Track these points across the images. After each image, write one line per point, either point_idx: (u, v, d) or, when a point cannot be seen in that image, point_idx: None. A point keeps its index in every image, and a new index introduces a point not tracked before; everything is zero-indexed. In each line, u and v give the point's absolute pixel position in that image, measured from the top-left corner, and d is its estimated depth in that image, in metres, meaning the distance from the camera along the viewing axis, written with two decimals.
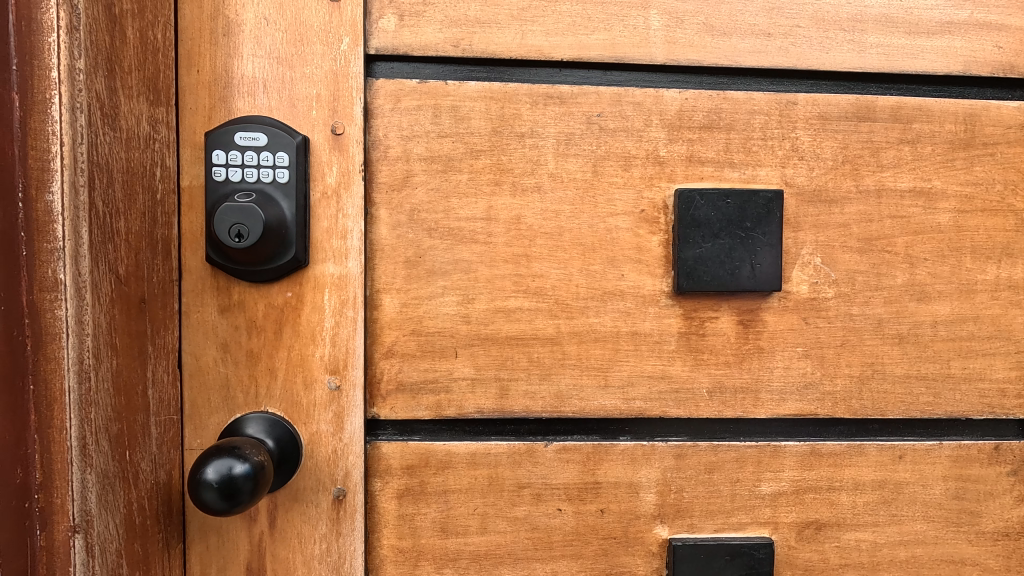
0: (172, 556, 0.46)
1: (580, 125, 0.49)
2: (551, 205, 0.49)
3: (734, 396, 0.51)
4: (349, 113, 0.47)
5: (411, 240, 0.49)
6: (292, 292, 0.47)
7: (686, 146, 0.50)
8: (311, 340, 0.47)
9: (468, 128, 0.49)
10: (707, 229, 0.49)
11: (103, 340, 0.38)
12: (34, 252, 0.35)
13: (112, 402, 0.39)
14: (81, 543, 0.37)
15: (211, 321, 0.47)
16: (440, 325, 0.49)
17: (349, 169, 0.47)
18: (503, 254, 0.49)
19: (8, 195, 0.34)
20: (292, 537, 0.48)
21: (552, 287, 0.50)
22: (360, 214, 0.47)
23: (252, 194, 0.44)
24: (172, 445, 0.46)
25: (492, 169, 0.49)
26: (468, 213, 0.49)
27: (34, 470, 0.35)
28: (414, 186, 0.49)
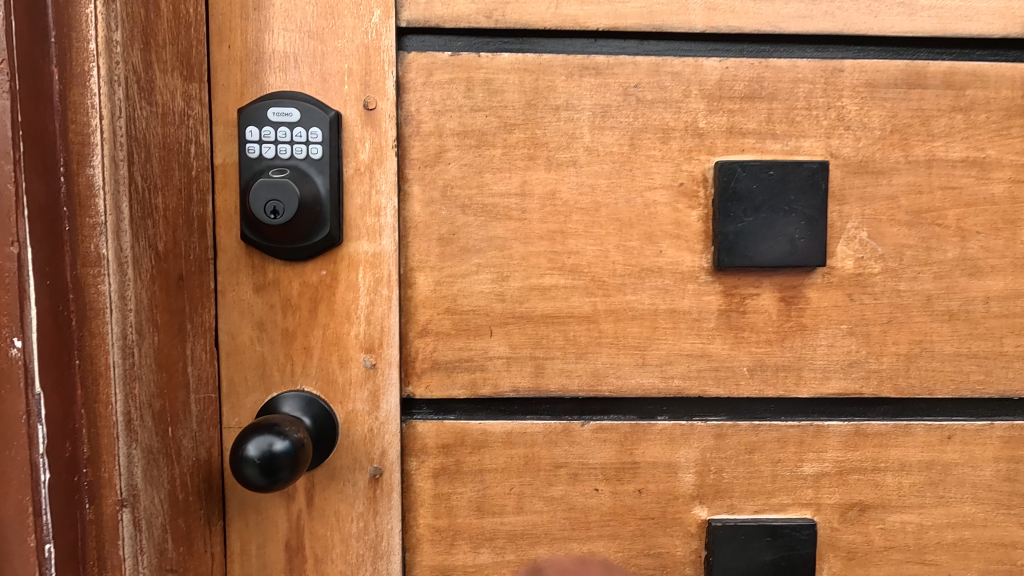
0: (212, 533, 0.46)
1: (617, 97, 0.48)
2: (587, 180, 0.48)
3: (776, 374, 0.50)
4: (381, 87, 0.46)
5: (444, 217, 0.48)
6: (327, 271, 0.47)
7: (727, 117, 0.48)
8: (346, 319, 0.47)
9: (501, 101, 0.48)
10: (749, 202, 0.48)
11: (146, 316, 0.38)
12: (77, 228, 0.35)
13: (154, 378, 0.39)
14: (129, 517, 0.37)
15: (246, 300, 0.46)
16: (475, 303, 0.49)
17: (382, 145, 0.46)
18: (538, 230, 0.48)
19: (50, 169, 0.34)
20: (329, 515, 0.48)
21: (589, 264, 0.49)
22: (394, 191, 0.47)
23: (287, 170, 0.44)
24: (212, 423, 0.46)
25: (526, 144, 0.48)
26: (502, 189, 0.48)
27: (82, 445, 0.35)
28: (447, 162, 0.48)
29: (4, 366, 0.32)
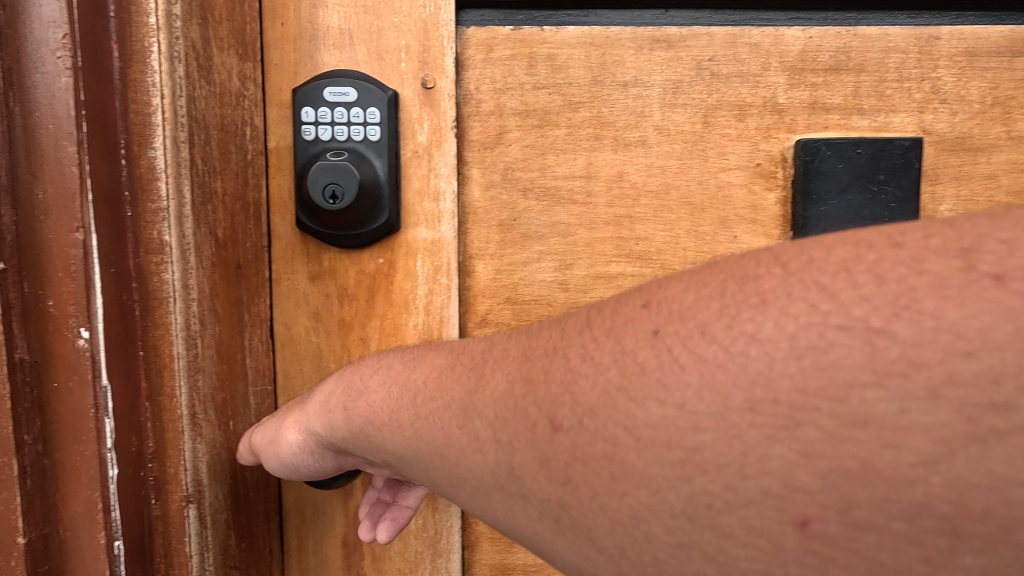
0: (271, 529, 0.45)
1: (690, 71, 0.45)
2: (657, 161, 0.45)
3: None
4: (439, 64, 0.44)
5: (505, 202, 0.46)
6: (384, 259, 0.45)
7: (809, 92, 0.45)
8: (404, 309, 0.45)
9: (564, 77, 0.45)
10: (835, 182, 0.44)
11: (207, 305, 0.37)
12: (139, 213, 0.33)
13: (216, 370, 0.38)
14: (195, 513, 0.36)
15: (301, 289, 0.45)
16: (537, 293, 0.46)
17: (441, 126, 0.44)
18: (604, 215, 0.46)
19: (111, 151, 0.32)
20: None
21: (657, 250, 0.46)
22: (453, 174, 0.44)
23: (344, 153, 0.42)
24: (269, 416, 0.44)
25: (591, 123, 0.45)
26: (566, 171, 0.45)
27: (148, 439, 0.34)
28: (508, 143, 0.45)
29: (72, 358, 0.31)
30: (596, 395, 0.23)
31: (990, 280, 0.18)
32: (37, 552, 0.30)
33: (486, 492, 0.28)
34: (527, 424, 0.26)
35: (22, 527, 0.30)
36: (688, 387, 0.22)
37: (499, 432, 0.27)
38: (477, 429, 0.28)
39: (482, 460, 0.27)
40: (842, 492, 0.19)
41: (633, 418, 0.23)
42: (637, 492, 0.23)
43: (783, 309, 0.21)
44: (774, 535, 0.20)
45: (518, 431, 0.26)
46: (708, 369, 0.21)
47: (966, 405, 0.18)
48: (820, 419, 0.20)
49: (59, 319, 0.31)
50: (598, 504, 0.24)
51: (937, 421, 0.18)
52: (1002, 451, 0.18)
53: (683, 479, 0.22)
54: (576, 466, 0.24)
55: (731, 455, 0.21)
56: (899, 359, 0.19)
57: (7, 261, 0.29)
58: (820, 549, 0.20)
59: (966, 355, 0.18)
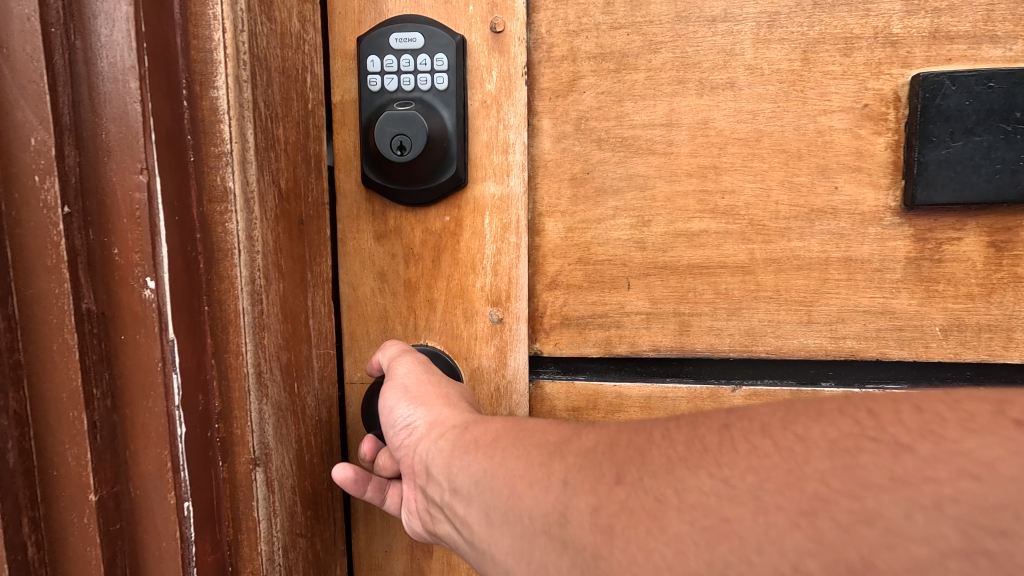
0: (334, 497, 0.43)
1: (789, 2, 0.40)
2: (747, 105, 0.41)
3: (978, 336, 0.41)
4: (509, 5, 0.40)
5: (578, 153, 0.42)
6: (451, 217, 0.42)
7: (930, 19, 0.39)
8: (471, 270, 0.42)
9: (646, 14, 0.41)
10: (960, 122, 0.38)
11: (272, 260, 0.34)
12: (202, 159, 0.31)
13: (280, 329, 0.36)
14: (262, 477, 0.35)
15: (367, 249, 0.43)
16: (611, 253, 0.43)
17: (511, 72, 0.40)
18: (686, 166, 0.41)
19: (173, 91, 0.30)
20: None
21: (746, 205, 0.41)
22: (523, 125, 0.41)
23: (411, 104, 0.39)
24: (332, 381, 0.42)
25: (674, 65, 0.41)
26: (645, 119, 0.41)
27: (214, 397, 0.33)
28: (582, 90, 0.42)
29: (139, 309, 0.29)
30: (661, 459, 0.22)
31: (1013, 423, 0.17)
32: (108, 510, 0.30)
33: (530, 537, 0.25)
34: (594, 474, 0.23)
35: (94, 484, 0.29)
36: (736, 466, 0.20)
37: (569, 475, 0.24)
38: (552, 469, 0.25)
39: (539, 502, 0.25)
40: None
41: (682, 483, 0.21)
42: (664, 552, 0.20)
43: (830, 420, 0.20)
44: None
45: (585, 478, 0.24)
46: (757, 457, 0.20)
47: (966, 524, 0.16)
48: (834, 512, 0.18)
49: (124, 268, 0.29)
50: (630, 566, 0.21)
51: (935, 533, 0.16)
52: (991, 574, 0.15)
53: (704, 547, 0.19)
54: (620, 519, 0.21)
55: (756, 531, 0.19)
56: (916, 470, 0.17)
57: (71, 207, 0.28)
58: None
59: (975, 478, 0.16)
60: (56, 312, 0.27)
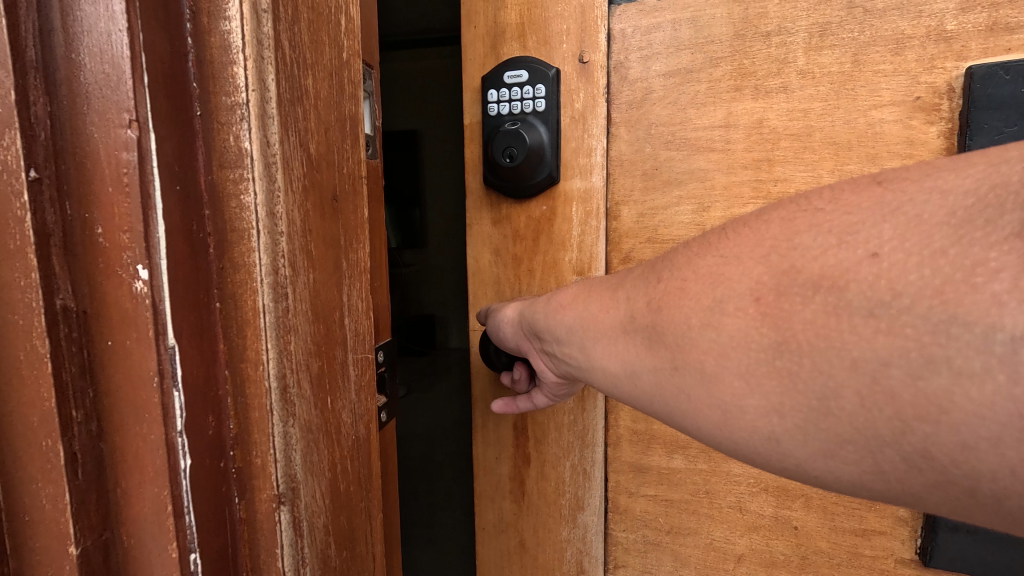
0: (374, 530, 0.35)
1: (840, 12, 0.46)
2: (800, 104, 0.48)
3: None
4: (595, 41, 0.52)
5: (648, 153, 0.53)
6: (548, 206, 0.55)
7: (986, 14, 0.43)
8: (562, 246, 0.55)
9: (704, 38, 0.50)
10: (1012, 110, 0.42)
11: (300, 244, 0.27)
12: (212, 111, 0.24)
13: (312, 332, 0.28)
14: (287, 517, 0.29)
15: (486, 232, 0.57)
16: (674, 233, 0.53)
17: (595, 93, 0.53)
18: (743, 160, 0.50)
19: (173, 20, 0.23)
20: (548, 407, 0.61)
21: (799, 191, 0.49)
22: (603, 134, 0.53)
23: (518, 123, 0.53)
24: (370, 393, 0.35)
25: (733, 77, 0.50)
26: (705, 123, 0.51)
27: (228, 419, 0.26)
28: (652, 103, 0.52)
29: (128, 308, 0.22)
30: (683, 260, 0.33)
31: (875, 183, 0.28)
32: (95, 566, 0.23)
33: (611, 333, 0.37)
34: (644, 282, 0.35)
35: (75, 534, 0.22)
36: (730, 247, 0.31)
37: (631, 291, 0.36)
38: (619, 293, 0.37)
39: (614, 314, 0.37)
40: (783, 276, 0.28)
41: (696, 266, 0.32)
42: (693, 304, 0.31)
43: (783, 209, 0.30)
44: (737, 305, 0.29)
45: (639, 289, 0.35)
46: (741, 238, 0.31)
47: (835, 231, 0.27)
48: (779, 248, 0.29)
49: (110, 254, 0.22)
50: (676, 319, 0.32)
51: (826, 245, 0.27)
52: (846, 251, 0.26)
53: (710, 290, 0.30)
54: (665, 298, 0.33)
55: (730, 272, 0.30)
56: (823, 217, 0.28)
57: (40, 170, 0.20)
58: (767, 313, 0.28)
59: (850, 212, 0.27)
60: (22, 312, 0.20)
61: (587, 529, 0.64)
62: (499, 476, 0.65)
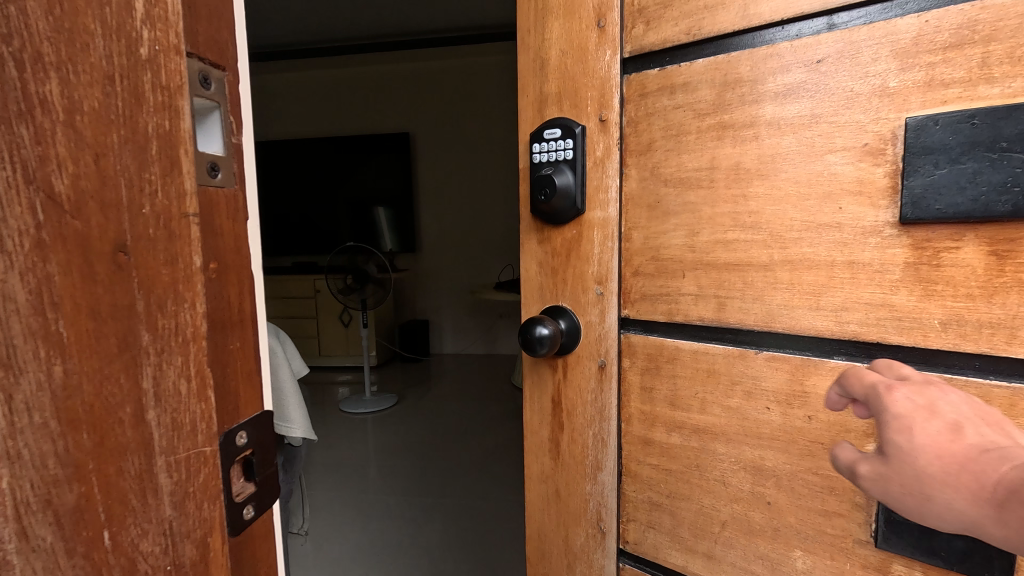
0: None
1: (802, 74, 0.46)
2: (770, 150, 0.48)
3: (977, 330, 0.40)
4: (610, 102, 0.58)
5: (651, 191, 0.56)
6: (576, 230, 0.61)
7: (924, 72, 0.40)
8: (585, 260, 0.61)
9: (693, 97, 0.52)
10: (941, 155, 0.40)
11: (23, 328, 0.20)
12: None
13: (55, 445, 0.21)
14: None
15: (532, 247, 0.66)
16: (672, 254, 0.55)
17: (609, 144, 0.58)
18: (723, 196, 0.51)
19: None
20: (574, 387, 0.64)
21: (767, 220, 0.49)
22: (617, 174, 0.58)
23: (551, 168, 0.60)
24: (210, 496, 0.27)
25: (716, 128, 0.51)
26: (694, 164, 0.53)
27: None
28: (655, 150, 0.55)
29: None
30: None
31: None
32: None
33: None
34: None
35: None
36: None
37: None
38: None
39: None
40: None
41: None
42: None
43: None
44: None
45: None
46: None
47: None
48: None
49: None
50: None
51: None
52: None
53: None
54: None
55: None
56: None
57: None
58: None
59: None
60: None
61: (606, 487, 0.63)
62: (540, 437, 0.68)
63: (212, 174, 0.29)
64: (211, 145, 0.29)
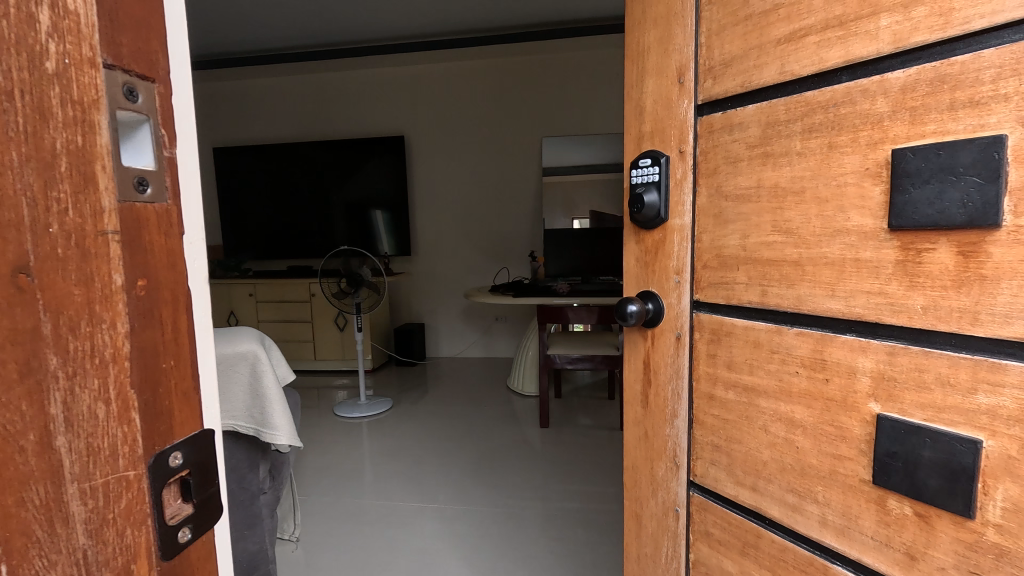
0: None
1: (818, 117, 0.50)
2: (799, 173, 0.52)
3: (947, 312, 0.43)
4: (685, 137, 0.65)
5: (713, 207, 0.62)
6: (661, 234, 0.68)
7: (909, 116, 0.44)
8: (668, 256, 0.68)
9: (747, 133, 0.57)
10: (914, 181, 0.43)
11: None
12: None
13: None
14: None
15: (632, 247, 0.73)
16: (732, 254, 0.60)
17: (687, 164, 0.65)
18: (764, 207, 0.56)
19: None
20: (659, 354, 0.70)
21: (799, 226, 0.53)
22: (691, 191, 0.65)
23: (641, 187, 0.68)
24: (134, 515, 0.26)
25: (761, 156, 0.56)
26: (745, 183, 0.58)
27: None
28: (721, 173, 0.61)
29: None
30: None
31: None
32: None
33: None
34: None
35: None
36: None
37: None
38: None
39: None
40: None
41: None
42: None
43: None
44: None
45: None
46: None
47: None
48: None
49: None
50: None
51: None
52: None
53: None
54: None
55: None
56: None
57: None
58: None
59: None
60: None
61: (679, 432, 0.69)
62: (634, 388, 0.76)
63: (141, 189, 0.27)
64: (142, 159, 0.28)
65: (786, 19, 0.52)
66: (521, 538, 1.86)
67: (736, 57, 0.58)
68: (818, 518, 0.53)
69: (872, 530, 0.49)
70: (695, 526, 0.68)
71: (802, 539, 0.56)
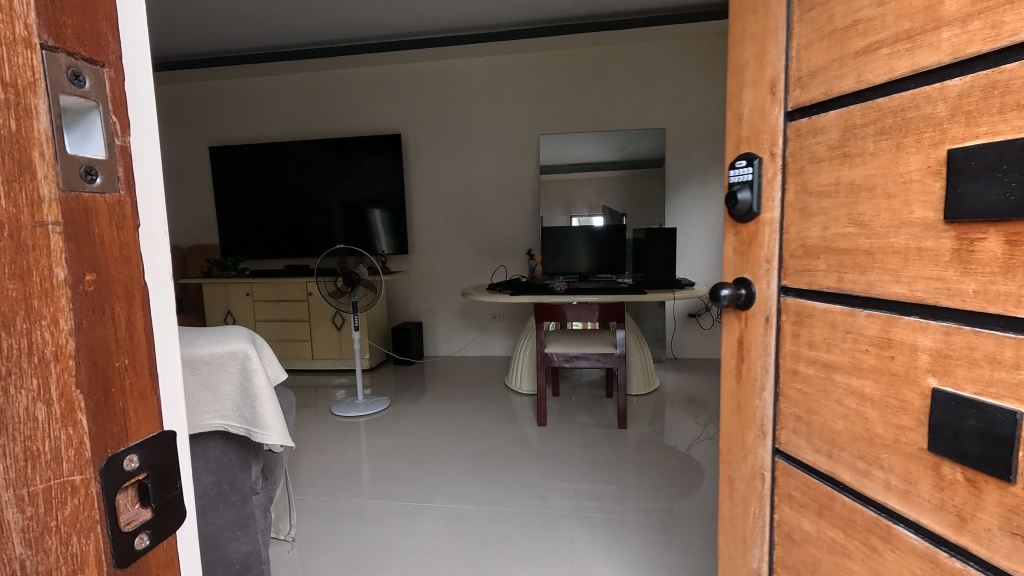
0: None
1: (887, 121, 0.49)
2: (870, 171, 0.51)
3: (995, 296, 0.42)
4: (773, 138, 0.63)
5: (798, 203, 0.61)
6: (751, 228, 0.67)
7: (965, 121, 0.42)
8: (757, 245, 0.66)
9: (828, 135, 0.56)
10: (963, 178, 0.42)
11: None
12: None
13: None
14: None
15: (728, 238, 0.73)
16: (813, 248, 0.59)
17: (775, 160, 0.63)
18: (839, 203, 0.55)
19: None
20: (750, 334, 0.69)
21: (870, 218, 0.52)
22: (781, 190, 0.63)
23: (736, 186, 0.67)
24: (80, 517, 0.25)
25: (841, 157, 0.55)
26: (825, 179, 0.57)
27: None
28: (808, 172, 0.59)
29: None
30: None
31: None
32: None
33: None
34: None
35: None
36: None
37: None
38: None
39: None
40: None
41: None
42: None
43: None
44: None
45: None
46: None
47: None
48: None
49: None
50: None
51: None
52: None
53: None
54: None
55: None
56: None
57: None
58: None
59: None
60: None
61: (767, 407, 0.67)
62: (727, 363, 0.74)
63: (89, 178, 0.26)
64: (90, 147, 0.27)
65: (864, 33, 0.51)
66: (512, 543, 1.82)
67: (820, 68, 0.57)
68: (883, 481, 0.52)
69: (928, 493, 0.47)
70: (778, 488, 0.67)
71: (869, 503, 0.54)
